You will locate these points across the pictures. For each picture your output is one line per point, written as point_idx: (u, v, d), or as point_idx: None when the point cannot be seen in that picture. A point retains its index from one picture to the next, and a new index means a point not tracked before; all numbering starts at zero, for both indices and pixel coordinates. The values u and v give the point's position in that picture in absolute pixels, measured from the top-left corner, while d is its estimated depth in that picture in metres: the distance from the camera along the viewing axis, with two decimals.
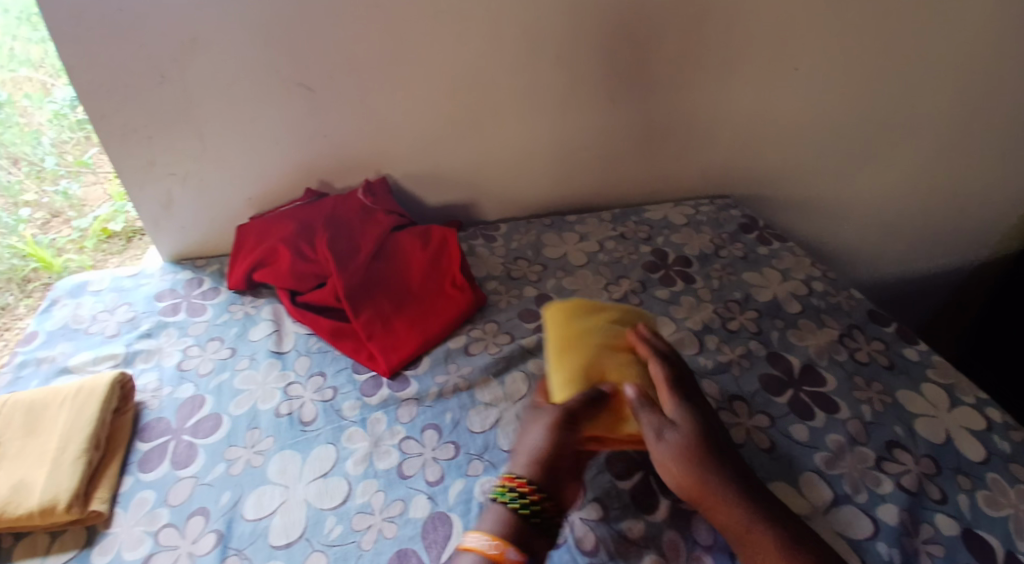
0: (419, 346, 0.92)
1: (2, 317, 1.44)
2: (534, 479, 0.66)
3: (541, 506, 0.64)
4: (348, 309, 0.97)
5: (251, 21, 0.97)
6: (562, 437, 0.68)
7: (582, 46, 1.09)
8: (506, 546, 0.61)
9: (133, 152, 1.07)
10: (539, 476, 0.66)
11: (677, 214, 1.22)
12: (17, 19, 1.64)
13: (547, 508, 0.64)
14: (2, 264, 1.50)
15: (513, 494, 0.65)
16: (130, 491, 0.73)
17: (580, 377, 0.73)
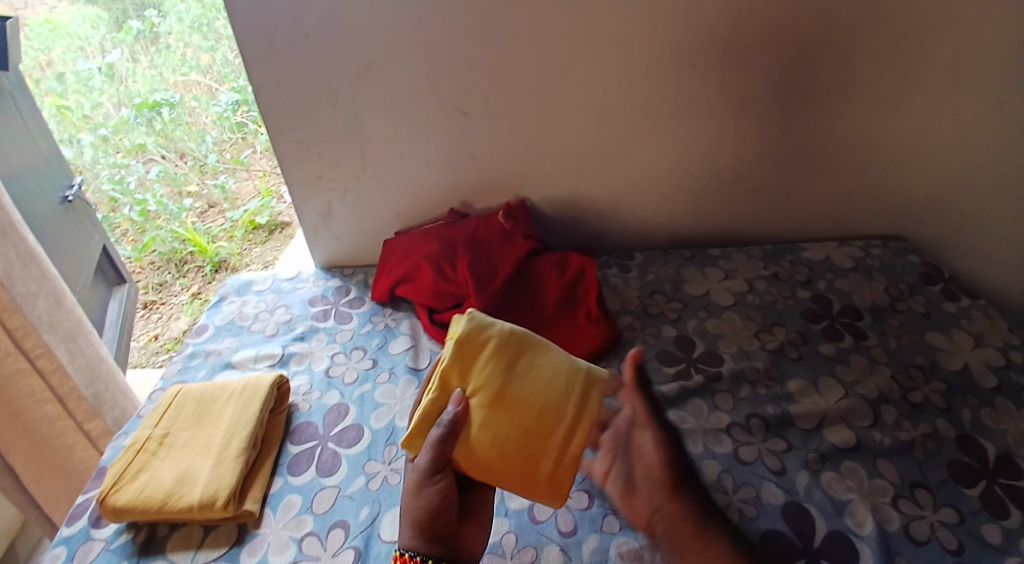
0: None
1: (162, 292, 1.87)
2: (415, 548, 0.62)
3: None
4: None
5: (419, 48, 1.01)
6: (434, 495, 0.64)
7: (747, 74, 1.02)
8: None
9: (303, 166, 1.16)
10: (426, 547, 0.62)
11: (843, 256, 1.10)
12: (190, 29, 1.98)
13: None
14: (168, 246, 1.91)
15: None
16: (280, 492, 0.77)
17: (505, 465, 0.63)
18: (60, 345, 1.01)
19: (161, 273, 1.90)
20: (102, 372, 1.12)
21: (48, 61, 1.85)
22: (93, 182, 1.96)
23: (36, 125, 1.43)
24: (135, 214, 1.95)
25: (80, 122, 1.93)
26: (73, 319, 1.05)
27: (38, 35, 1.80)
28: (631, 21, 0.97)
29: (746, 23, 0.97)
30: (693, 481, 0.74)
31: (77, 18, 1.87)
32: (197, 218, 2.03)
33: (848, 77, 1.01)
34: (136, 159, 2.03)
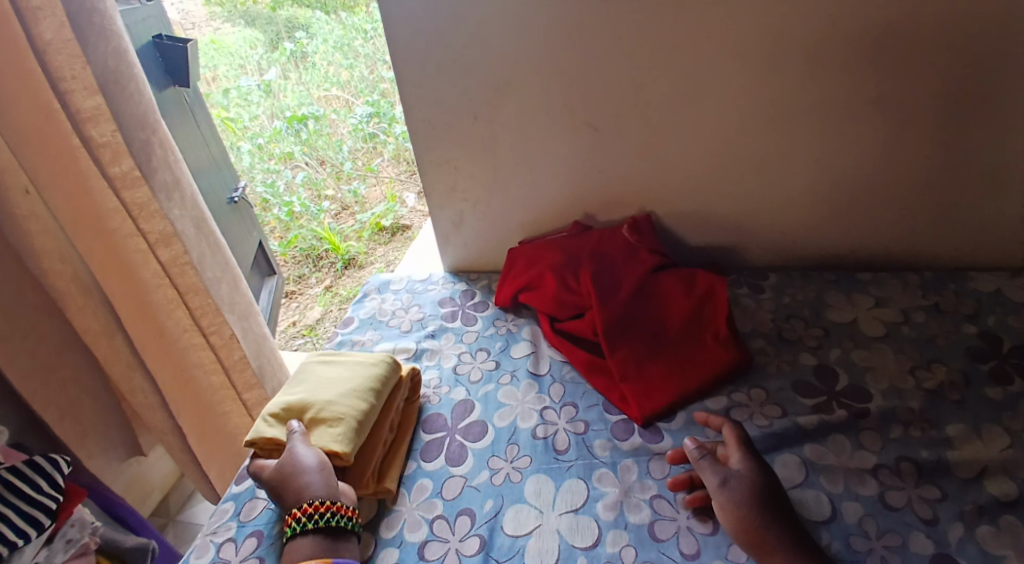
0: (673, 396, 0.89)
1: (299, 284, 2.04)
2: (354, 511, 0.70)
3: (324, 505, 0.70)
4: (604, 343, 0.97)
5: (557, 67, 1.05)
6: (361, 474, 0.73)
7: (907, 86, 0.95)
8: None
9: (440, 178, 1.24)
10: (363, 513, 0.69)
11: (1019, 289, 0.98)
12: (332, 48, 2.34)
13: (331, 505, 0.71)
14: (308, 243, 2.09)
15: (301, 519, 0.69)
16: (413, 475, 0.83)
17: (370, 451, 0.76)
18: (236, 322, 1.15)
19: (301, 266, 2.08)
20: (265, 345, 1.25)
21: (214, 77, 2.32)
22: (251, 185, 2.18)
23: (206, 128, 1.63)
24: (282, 214, 2.14)
25: (241, 132, 2.25)
26: (245, 298, 1.18)
27: (207, 54, 2.29)
28: (780, 31, 0.94)
29: (909, 27, 0.90)
30: (831, 520, 0.70)
31: (239, 40, 2.36)
32: (332, 219, 2.20)
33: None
34: (285, 166, 2.26)
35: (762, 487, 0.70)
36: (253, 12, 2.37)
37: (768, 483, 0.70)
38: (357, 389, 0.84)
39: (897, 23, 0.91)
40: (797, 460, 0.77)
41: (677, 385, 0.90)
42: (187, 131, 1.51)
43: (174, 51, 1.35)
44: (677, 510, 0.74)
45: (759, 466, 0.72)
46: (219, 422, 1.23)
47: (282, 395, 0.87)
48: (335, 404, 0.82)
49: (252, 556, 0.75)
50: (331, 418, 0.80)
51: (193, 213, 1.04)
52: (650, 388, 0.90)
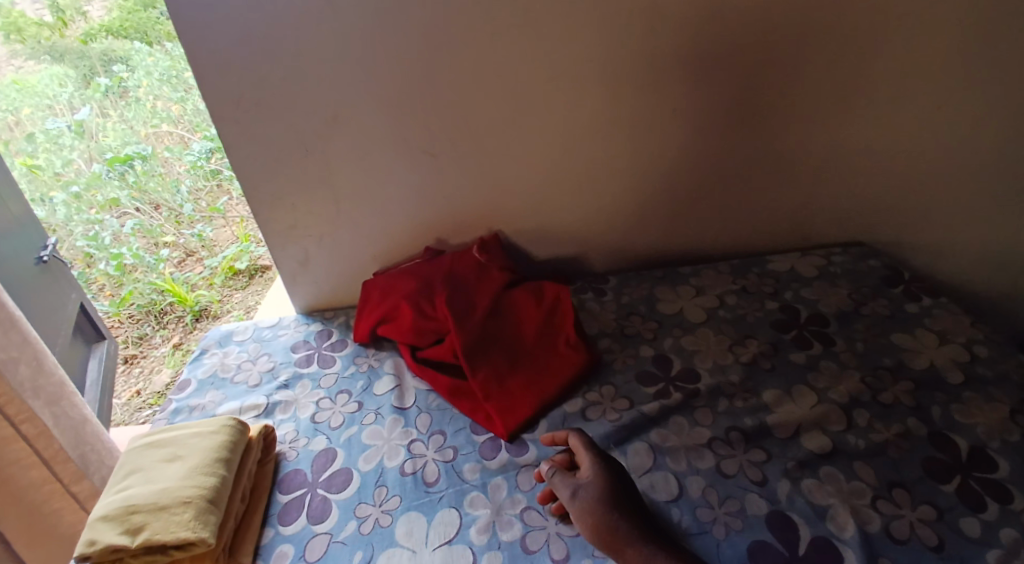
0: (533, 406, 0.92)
1: (141, 345, 1.81)
2: None
3: None
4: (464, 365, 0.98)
5: (386, 98, 1.05)
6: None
7: (697, 100, 1.08)
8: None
9: (280, 217, 1.17)
10: None
11: (808, 265, 1.15)
12: (159, 81, 2.14)
13: None
14: (146, 298, 1.87)
15: None
16: (272, 543, 0.77)
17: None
18: (43, 410, 1.00)
19: (141, 325, 1.85)
20: (86, 432, 1.10)
21: (17, 121, 1.91)
22: (68, 240, 1.89)
23: (1, 183, 1.41)
24: (111, 268, 1.88)
25: (51, 181, 1.91)
26: (54, 382, 1.03)
27: (6, 96, 1.89)
28: (588, 55, 1.02)
29: (692, 48, 1.02)
30: (680, 497, 0.76)
31: (45, 77, 1.97)
32: (175, 268, 2.01)
33: (793, 92, 1.08)
34: (109, 214, 1.99)
35: (609, 488, 0.73)
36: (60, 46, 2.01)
37: (614, 482, 0.74)
38: (199, 464, 0.77)
39: (685, 46, 1.02)
40: (646, 447, 0.83)
41: (534, 393, 0.93)
42: None
43: None
44: (546, 518, 0.76)
45: (605, 468, 0.75)
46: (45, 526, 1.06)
47: (109, 496, 0.75)
48: (174, 489, 0.73)
49: None
50: (173, 505, 0.71)
51: None
52: (512, 402, 0.93)
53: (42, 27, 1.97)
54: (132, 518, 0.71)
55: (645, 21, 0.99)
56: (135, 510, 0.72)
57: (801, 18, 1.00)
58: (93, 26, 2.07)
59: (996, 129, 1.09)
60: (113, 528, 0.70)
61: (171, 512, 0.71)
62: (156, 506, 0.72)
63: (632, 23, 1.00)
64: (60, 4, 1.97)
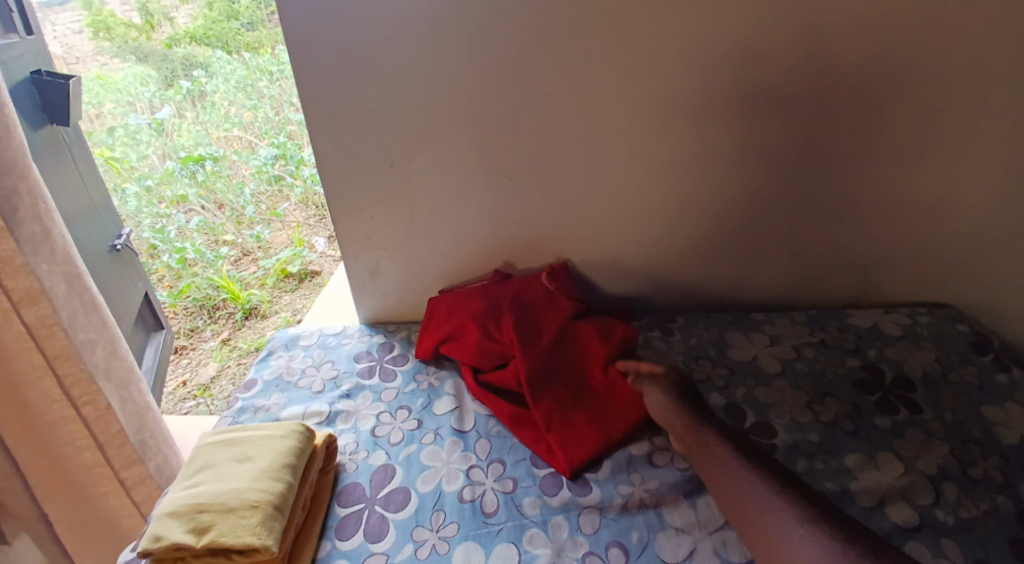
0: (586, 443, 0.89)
1: (192, 337, 1.87)
2: None
3: None
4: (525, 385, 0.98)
5: (473, 121, 1.06)
6: None
7: (786, 144, 1.05)
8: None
9: (357, 228, 1.20)
10: None
11: (890, 323, 1.09)
12: (235, 87, 2.23)
13: None
14: (202, 292, 1.93)
15: None
16: (328, 557, 0.76)
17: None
18: (112, 393, 1.02)
19: (194, 318, 1.91)
20: (150, 417, 1.12)
21: (98, 115, 2.04)
22: (137, 230, 1.97)
23: (84, 169, 1.47)
24: (172, 261, 1.95)
25: (127, 173, 2.02)
26: (125, 365, 1.05)
27: (90, 90, 2.01)
28: (677, 92, 1.01)
29: (787, 91, 1.00)
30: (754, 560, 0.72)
31: (128, 76, 2.10)
32: (231, 266, 2.05)
33: (891, 144, 1.03)
34: (177, 209, 2.08)
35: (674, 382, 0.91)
36: (145, 47, 2.15)
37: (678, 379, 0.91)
38: (267, 469, 0.77)
39: (780, 89, 1.00)
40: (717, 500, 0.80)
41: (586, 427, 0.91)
42: (64, 175, 1.36)
43: (55, 90, 1.24)
44: None
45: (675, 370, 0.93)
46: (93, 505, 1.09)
47: (177, 492, 0.76)
48: (242, 491, 0.74)
49: None
50: (240, 507, 0.72)
51: (65, 268, 0.93)
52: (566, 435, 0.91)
53: (130, 28, 2.10)
54: (200, 517, 0.71)
55: (740, 60, 0.98)
56: (203, 509, 0.72)
57: (905, 67, 0.97)
58: (177, 31, 2.20)
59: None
60: (179, 524, 0.71)
61: (238, 514, 0.71)
62: (224, 506, 0.72)
63: (726, 62, 0.98)
64: (149, 7, 2.13)
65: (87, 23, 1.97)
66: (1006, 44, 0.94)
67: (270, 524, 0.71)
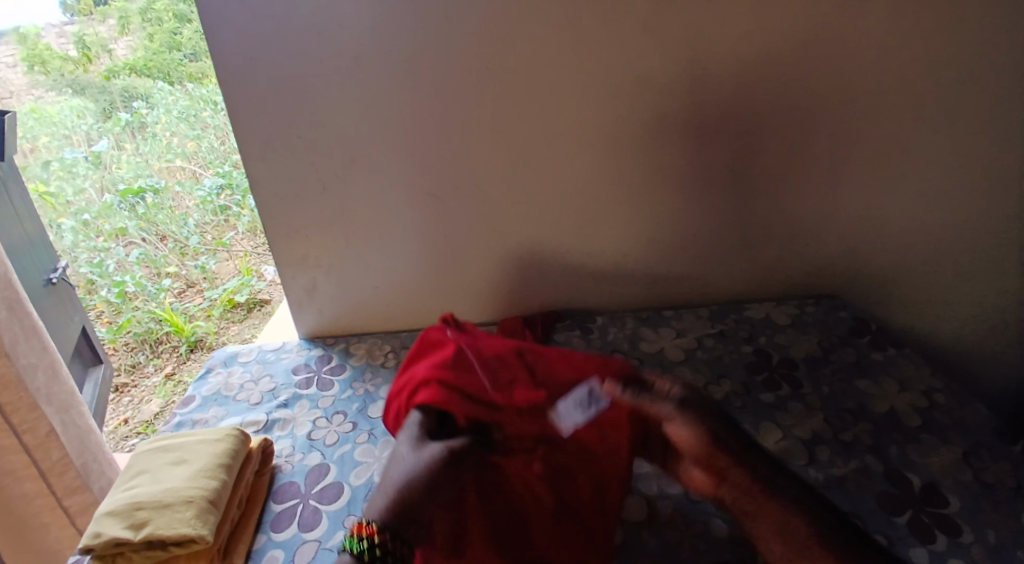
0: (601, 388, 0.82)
1: (133, 374, 1.89)
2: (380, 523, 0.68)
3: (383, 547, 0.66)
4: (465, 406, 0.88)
5: (398, 146, 1.14)
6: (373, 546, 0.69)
7: (683, 163, 1.15)
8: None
9: (293, 247, 1.26)
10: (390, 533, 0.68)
11: (781, 313, 1.22)
12: (177, 118, 2.23)
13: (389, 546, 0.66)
14: (144, 326, 1.93)
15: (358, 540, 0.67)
16: (263, 548, 0.81)
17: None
18: (53, 414, 1.07)
19: (136, 353, 1.92)
20: (90, 443, 1.16)
21: (33, 148, 1.91)
22: (74, 266, 1.96)
23: (20, 205, 1.49)
24: (112, 295, 1.96)
25: (62, 208, 1.96)
26: (66, 388, 1.10)
27: (24, 124, 1.88)
28: (586, 119, 1.11)
29: (683, 115, 1.11)
30: (649, 519, 0.81)
31: (65, 109, 2.00)
32: (175, 298, 2.09)
33: (775, 160, 1.14)
34: (116, 243, 2.06)
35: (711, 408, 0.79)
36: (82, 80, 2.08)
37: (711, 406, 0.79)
38: (203, 468, 0.83)
39: (674, 113, 1.10)
40: None
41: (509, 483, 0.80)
42: None
43: None
44: None
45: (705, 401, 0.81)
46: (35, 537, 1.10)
47: (116, 495, 0.81)
48: (179, 489, 0.79)
49: None
50: (177, 503, 0.77)
51: (7, 293, 0.98)
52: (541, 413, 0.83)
53: (66, 60, 1.99)
54: (138, 514, 0.77)
55: (640, 91, 1.09)
56: (141, 507, 0.78)
57: (786, 93, 1.08)
58: (116, 63, 2.11)
59: (971, 202, 1.15)
60: (118, 522, 0.76)
61: (175, 509, 0.77)
62: (162, 503, 0.78)
63: (628, 91, 1.09)
64: (86, 40, 2.01)
65: (22, 56, 1.84)
66: (871, 72, 1.06)
67: (205, 516, 0.77)
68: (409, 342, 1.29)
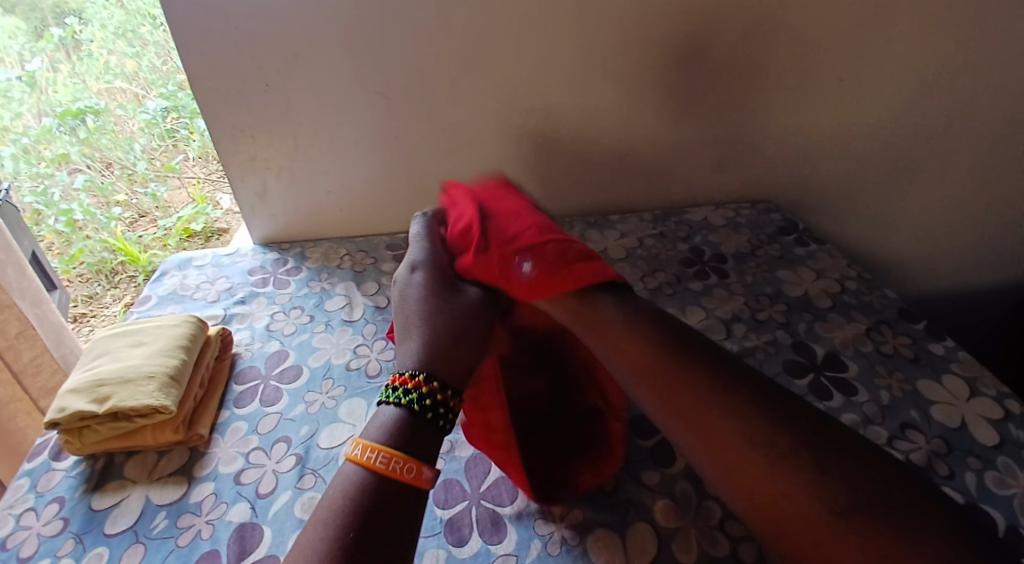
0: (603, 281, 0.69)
1: (93, 304, 1.90)
2: (424, 371, 0.62)
3: (438, 400, 0.60)
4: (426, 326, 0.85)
5: (342, 41, 1.13)
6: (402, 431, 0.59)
7: (628, 61, 1.17)
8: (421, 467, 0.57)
9: (240, 147, 1.25)
10: (426, 368, 0.62)
11: (718, 216, 1.30)
12: (114, 34, 1.97)
13: (445, 401, 0.61)
14: (96, 256, 1.92)
15: (399, 390, 0.60)
16: (227, 420, 0.88)
17: (181, 434, 0.83)
18: (29, 309, 1.20)
19: (91, 285, 1.92)
20: (65, 335, 1.32)
21: None
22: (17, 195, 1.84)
23: None
24: (60, 225, 1.88)
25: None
26: (34, 284, 1.21)
27: None
28: (531, 16, 1.11)
29: (628, 13, 1.11)
30: None
31: None
32: (127, 228, 2.02)
33: (716, 64, 1.16)
34: (60, 169, 1.93)
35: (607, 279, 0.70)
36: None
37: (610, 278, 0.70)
38: (163, 349, 0.88)
39: (618, 10, 1.11)
40: None
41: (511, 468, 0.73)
42: None
43: None
44: None
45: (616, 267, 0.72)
46: (9, 435, 1.23)
47: (79, 374, 0.86)
48: (142, 367, 0.85)
49: (56, 519, 0.76)
50: (140, 379, 0.83)
51: None
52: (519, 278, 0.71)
53: None
54: (103, 390, 0.82)
55: None
56: (106, 384, 0.83)
57: None
58: None
59: (899, 106, 1.21)
60: (83, 397, 0.82)
61: (138, 385, 0.82)
62: (126, 379, 0.83)
63: None
64: None
65: None
66: None
67: (169, 390, 0.83)
68: (364, 246, 1.31)
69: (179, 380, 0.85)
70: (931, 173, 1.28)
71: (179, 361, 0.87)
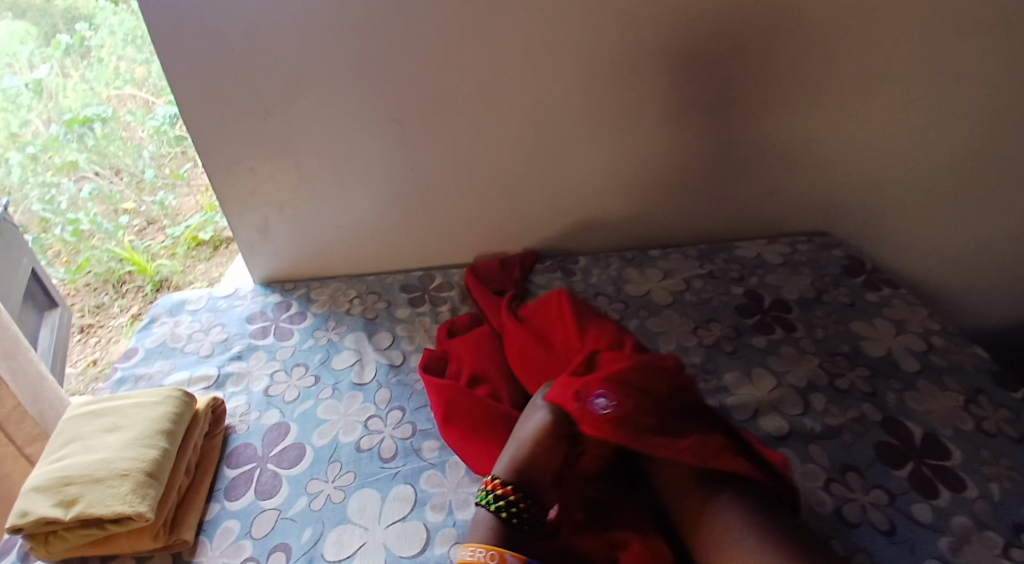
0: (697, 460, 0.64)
1: (99, 316, 1.65)
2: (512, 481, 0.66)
3: (519, 506, 0.64)
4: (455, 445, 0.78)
5: (351, 64, 0.99)
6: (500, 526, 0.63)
7: (673, 82, 1.02)
8: (504, 554, 0.60)
9: (237, 181, 1.12)
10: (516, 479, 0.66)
11: (773, 252, 1.15)
12: (122, 40, 1.70)
13: (525, 509, 0.64)
14: (103, 266, 1.68)
15: (490, 494, 0.65)
16: (216, 518, 0.74)
17: (163, 541, 0.69)
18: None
19: (98, 294, 1.68)
20: (48, 386, 1.14)
21: None
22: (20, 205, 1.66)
23: None
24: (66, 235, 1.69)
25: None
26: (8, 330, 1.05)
27: None
28: (564, 34, 0.97)
29: (674, 30, 0.97)
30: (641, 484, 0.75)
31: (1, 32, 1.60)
32: (134, 237, 1.76)
33: (773, 86, 1.02)
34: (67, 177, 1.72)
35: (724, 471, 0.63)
36: None
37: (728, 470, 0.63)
38: (142, 436, 0.74)
39: (663, 26, 0.97)
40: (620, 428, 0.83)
41: None
42: None
43: None
44: None
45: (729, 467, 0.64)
46: None
47: (45, 467, 0.73)
48: (115, 460, 0.71)
49: None
50: (113, 476, 0.69)
51: None
52: (626, 439, 0.65)
53: None
54: (70, 490, 0.69)
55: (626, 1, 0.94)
56: (73, 483, 0.69)
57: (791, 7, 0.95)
58: None
59: (981, 129, 1.06)
60: (47, 498, 0.68)
61: (111, 484, 0.69)
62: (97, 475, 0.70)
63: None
64: None
65: None
66: None
67: (147, 489, 0.69)
68: (376, 286, 1.18)
69: (160, 474, 0.72)
70: (1013, 201, 1.13)
71: (160, 452, 0.74)
